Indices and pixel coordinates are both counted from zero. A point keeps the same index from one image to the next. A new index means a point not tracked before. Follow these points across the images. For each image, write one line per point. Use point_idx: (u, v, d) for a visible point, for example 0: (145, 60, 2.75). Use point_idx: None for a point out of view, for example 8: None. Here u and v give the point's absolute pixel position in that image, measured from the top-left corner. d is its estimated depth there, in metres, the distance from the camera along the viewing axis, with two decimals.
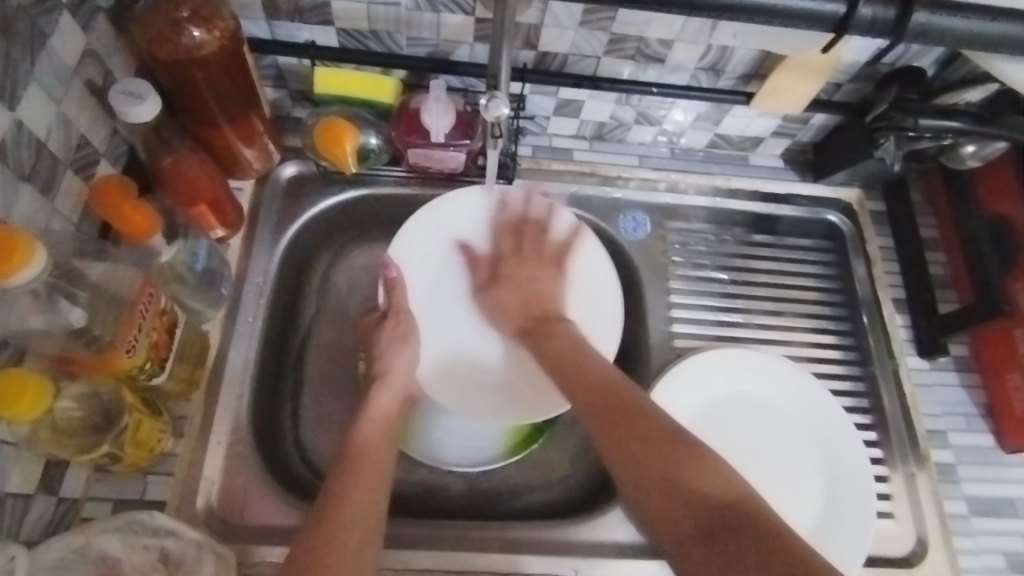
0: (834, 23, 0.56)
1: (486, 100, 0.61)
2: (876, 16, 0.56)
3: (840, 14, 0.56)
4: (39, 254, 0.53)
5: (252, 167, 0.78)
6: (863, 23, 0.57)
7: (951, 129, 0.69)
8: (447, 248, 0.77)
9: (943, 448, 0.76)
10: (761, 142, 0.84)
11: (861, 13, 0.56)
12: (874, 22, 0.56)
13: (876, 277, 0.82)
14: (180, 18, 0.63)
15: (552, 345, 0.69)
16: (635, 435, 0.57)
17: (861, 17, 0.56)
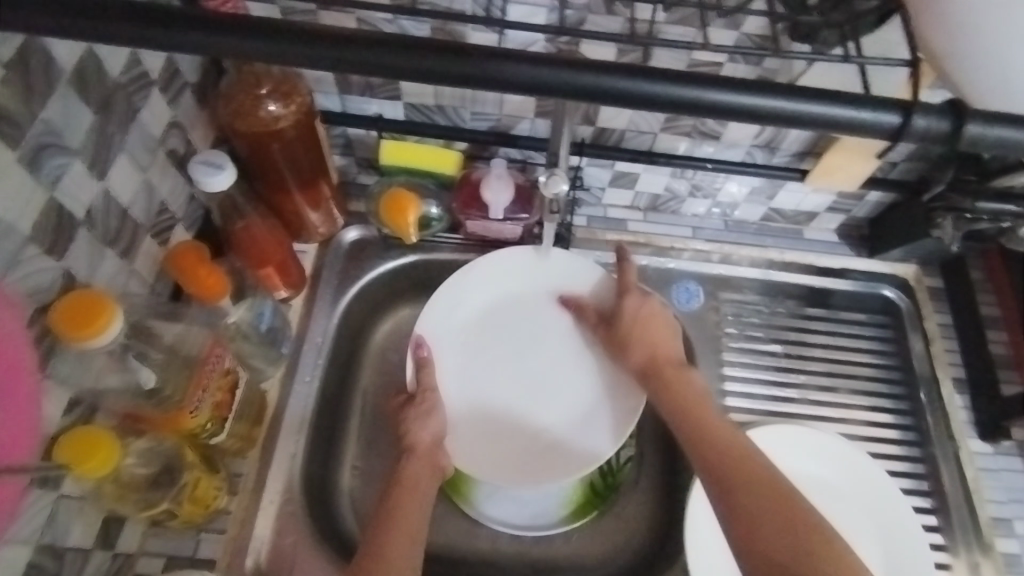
0: (886, 135, 0.45)
1: (544, 177, 0.63)
2: (932, 128, 0.45)
3: (892, 125, 0.45)
4: (118, 318, 0.55)
5: (317, 230, 0.81)
6: (918, 133, 0.45)
7: (1009, 213, 0.68)
8: (479, 308, 0.78)
9: (1009, 537, 0.73)
10: (815, 217, 0.84)
11: (915, 124, 0.44)
12: (928, 136, 0.45)
13: (934, 354, 0.81)
14: (260, 94, 0.67)
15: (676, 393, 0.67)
16: (762, 511, 0.56)
17: (915, 129, 0.45)
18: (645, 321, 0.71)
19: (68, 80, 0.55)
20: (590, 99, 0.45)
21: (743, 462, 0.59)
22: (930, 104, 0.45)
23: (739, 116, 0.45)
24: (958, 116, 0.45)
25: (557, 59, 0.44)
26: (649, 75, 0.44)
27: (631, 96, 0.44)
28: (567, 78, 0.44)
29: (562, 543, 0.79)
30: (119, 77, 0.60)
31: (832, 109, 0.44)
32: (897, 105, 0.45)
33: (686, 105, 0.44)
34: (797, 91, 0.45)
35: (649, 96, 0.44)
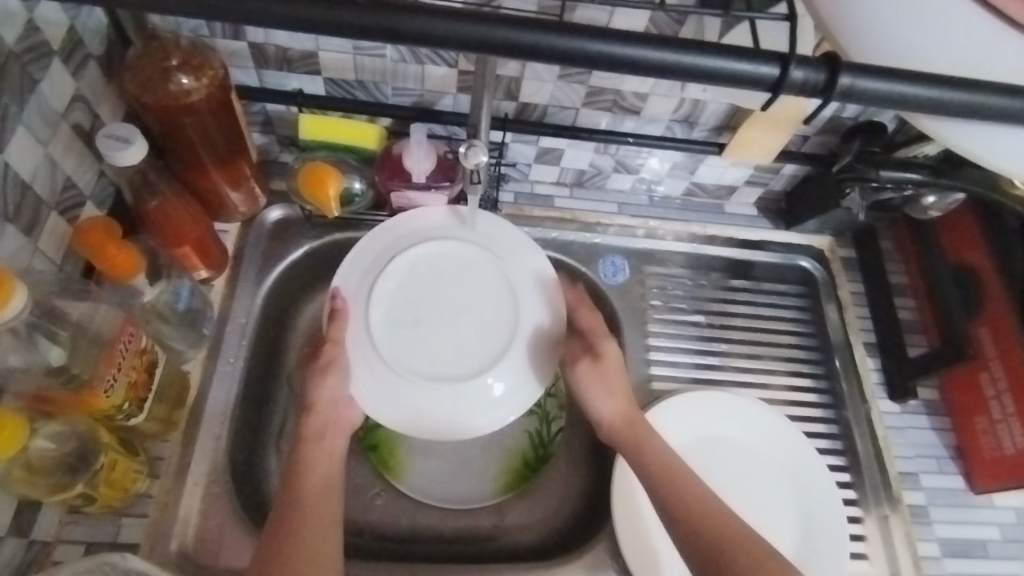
0: (764, 87, 0.45)
1: (464, 147, 0.64)
2: (809, 80, 0.45)
3: (770, 77, 0.45)
4: (20, 294, 0.54)
5: (238, 210, 0.80)
6: (795, 85, 0.45)
7: (912, 181, 0.72)
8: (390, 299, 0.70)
9: (915, 490, 0.77)
10: (735, 191, 0.87)
11: (792, 76, 0.44)
12: (807, 88, 0.45)
13: (847, 321, 0.85)
14: (170, 67, 0.66)
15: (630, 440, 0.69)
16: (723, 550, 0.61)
17: (793, 80, 0.45)
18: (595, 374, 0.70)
19: None
20: (480, 49, 0.43)
21: (674, 474, 0.66)
22: (805, 55, 0.45)
23: (631, 69, 0.44)
24: (835, 65, 0.44)
25: (448, 9, 0.43)
26: (538, 27, 0.43)
27: (522, 46, 0.43)
28: (449, 29, 0.43)
29: (497, 515, 0.80)
30: (15, 45, 0.58)
31: (708, 59, 0.44)
32: (776, 56, 0.45)
33: (575, 56, 0.44)
34: (680, 42, 0.44)
35: (541, 47, 0.43)
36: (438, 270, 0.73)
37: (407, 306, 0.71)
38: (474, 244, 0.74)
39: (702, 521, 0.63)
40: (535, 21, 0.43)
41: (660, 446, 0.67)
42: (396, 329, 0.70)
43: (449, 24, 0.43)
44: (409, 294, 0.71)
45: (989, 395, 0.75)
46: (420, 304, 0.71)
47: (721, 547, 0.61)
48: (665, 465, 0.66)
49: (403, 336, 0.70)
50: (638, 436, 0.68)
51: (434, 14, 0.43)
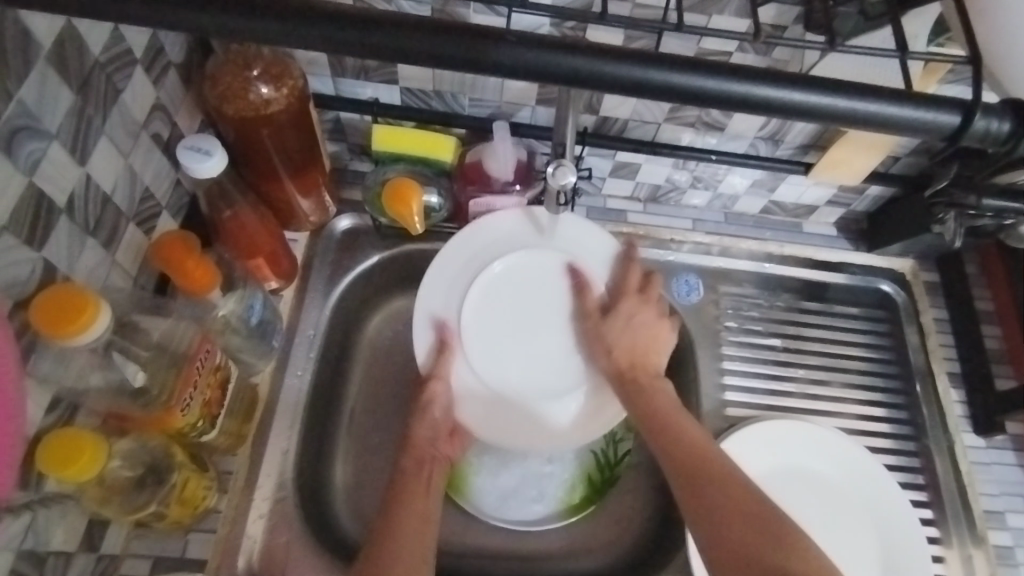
0: (944, 135, 0.46)
1: (553, 168, 0.63)
2: (992, 129, 0.46)
3: (953, 125, 0.45)
4: (106, 312, 0.53)
5: (308, 218, 0.78)
6: (976, 135, 0.46)
7: (1014, 210, 0.68)
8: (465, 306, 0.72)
9: (1001, 530, 0.74)
10: (815, 211, 0.84)
11: (976, 126, 0.46)
12: (989, 135, 0.46)
13: (930, 348, 0.81)
14: (250, 77, 0.64)
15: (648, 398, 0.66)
16: (729, 507, 0.57)
17: (977, 129, 0.46)
18: (634, 318, 0.70)
19: (46, 58, 0.52)
20: (661, 96, 0.45)
21: (668, 422, 0.64)
22: (993, 105, 0.46)
23: (766, 109, 0.45)
24: (1020, 118, 0.47)
25: (599, 50, 0.44)
26: (709, 68, 0.44)
27: (708, 94, 0.44)
28: (609, 70, 0.44)
29: (561, 538, 0.78)
30: (100, 56, 0.57)
31: (893, 107, 0.45)
32: (959, 105, 0.46)
33: (758, 103, 0.45)
34: (854, 89, 0.45)
35: (731, 97, 0.44)
36: (528, 281, 0.73)
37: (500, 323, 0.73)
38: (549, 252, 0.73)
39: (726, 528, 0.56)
40: (723, 66, 0.44)
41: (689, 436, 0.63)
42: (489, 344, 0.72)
43: (582, 60, 0.44)
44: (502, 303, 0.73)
45: None
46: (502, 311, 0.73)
47: (757, 544, 0.54)
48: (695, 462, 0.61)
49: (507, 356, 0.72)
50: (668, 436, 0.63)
51: (563, 50, 0.44)
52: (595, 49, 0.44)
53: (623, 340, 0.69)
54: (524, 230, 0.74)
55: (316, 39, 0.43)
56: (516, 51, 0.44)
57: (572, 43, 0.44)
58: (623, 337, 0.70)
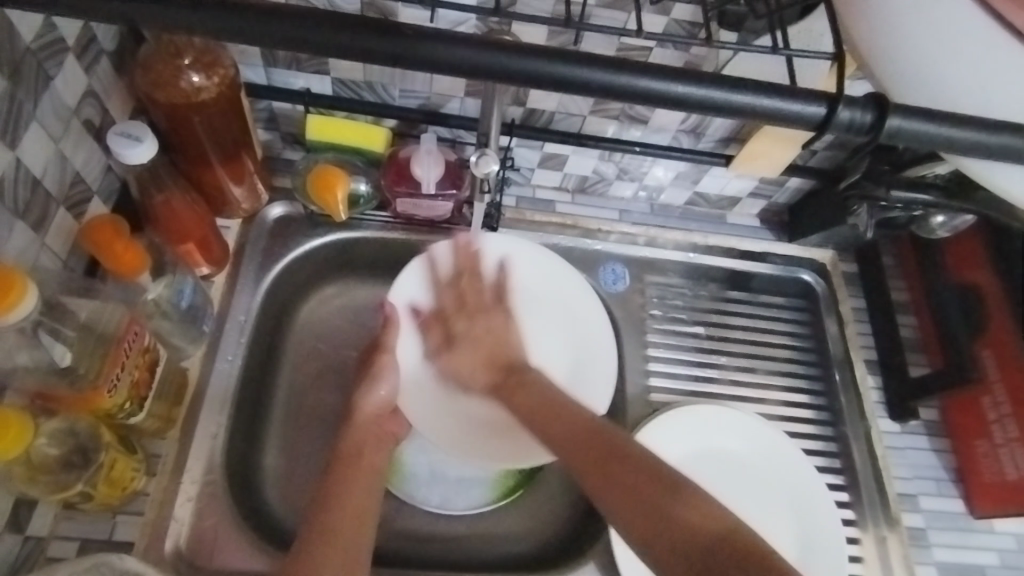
0: (813, 124, 0.50)
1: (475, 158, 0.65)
2: (855, 120, 0.49)
3: (817, 116, 0.49)
4: (31, 293, 0.54)
5: (241, 206, 0.80)
6: (842, 124, 0.50)
7: (921, 202, 0.71)
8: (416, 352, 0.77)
9: (914, 512, 0.76)
10: (738, 203, 0.87)
11: (839, 116, 0.49)
12: (854, 126, 0.49)
13: (848, 336, 0.84)
14: (181, 65, 0.66)
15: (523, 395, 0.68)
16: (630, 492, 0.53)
17: (841, 120, 0.49)
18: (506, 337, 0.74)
19: None
20: (557, 86, 0.48)
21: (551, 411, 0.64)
22: (855, 96, 0.49)
23: (649, 99, 0.48)
24: (882, 108, 0.48)
25: (497, 44, 0.47)
26: (595, 60, 0.47)
27: (590, 84, 0.48)
28: (505, 63, 0.47)
29: (494, 522, 0.79)
30: (32, 42, 0.58)
31: (764, 99, 0.49)
32: (824, 97, 0.49)
33: (643, 96, 0.48)
34: (735, 81, 0.48)
35: (620, 87, 0.48)
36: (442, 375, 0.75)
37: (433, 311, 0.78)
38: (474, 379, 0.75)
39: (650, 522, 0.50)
40: (603, 59, 0.48)
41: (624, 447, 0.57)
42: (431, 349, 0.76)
43: (481, 54, 0.47)
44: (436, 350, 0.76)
45: (990, 418, 0.75)
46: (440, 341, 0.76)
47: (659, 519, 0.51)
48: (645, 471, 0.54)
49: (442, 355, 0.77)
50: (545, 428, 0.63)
51: (465, 43, 0.47)
52: (495, 44, 0.47)
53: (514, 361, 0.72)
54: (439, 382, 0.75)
55: (238, 27, 0.45)
56: (419, 45, 0.46)
57: (475, 37, 0.47)
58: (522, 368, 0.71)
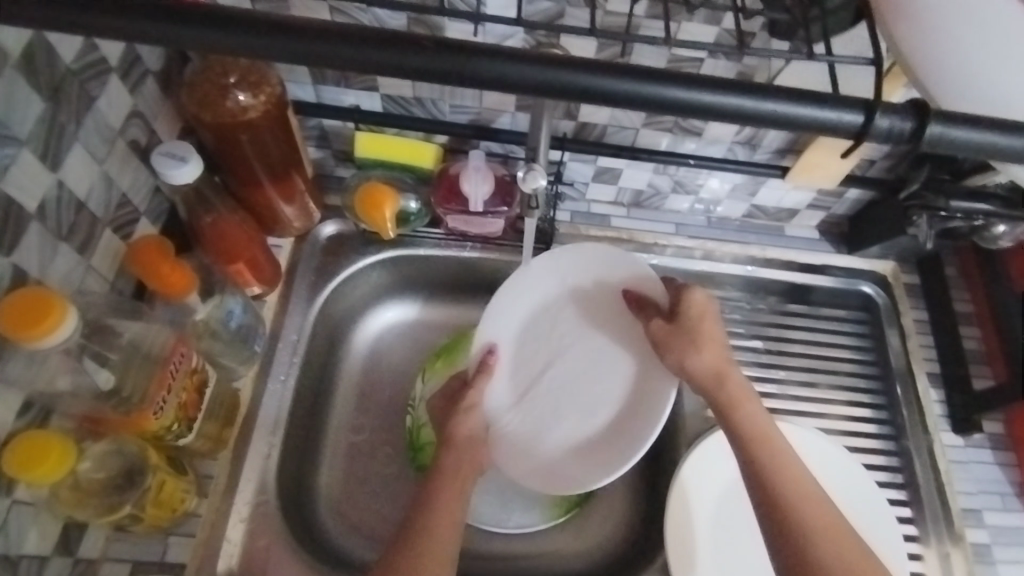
0: (849, 135, 0.44)
1: (521, 172, 0.63)
2: (895, 129, 0.43)
3: (855, 125, 0.43)
4: (71, 316, 0.53)
5: (292, 225, 0.79)
6: (881, 133, 0.43)
7: (981, 212, 0.69)
8: (539, 349, 0.77)
9: (978, 528, 0.75)
10: (796, 214, 0.86)
11: (878, 124, 0.43)
12: (892, 136, 0.43)
13: (910, 349, 0.83)
14: (227, 84, 0.64)
15: (740, 425, 0.64)
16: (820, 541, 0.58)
17: (879, 129, 0.43)
18: (672, 343, 0.69)
19: (14, 65, 0.52)
20: (574, 97, 0.42)
21: (765, 443, 0.63)
22: (893, 103, 0.43)
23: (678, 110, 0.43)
24: (922, 115, 0.43)
25: (507, 53, 0.42)
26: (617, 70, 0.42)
27: (610, 94, 0.42)
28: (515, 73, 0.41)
29: (551, 540, 0.79)
30: (72, 63, 0.57)
31: (796, 107, 0.43)
32: (862, 102, 0.43)
33: (676, 106, 0.42)
34: (772, 89, 0.43)
35: (655, 100, 0.42)
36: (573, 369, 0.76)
37: (525, 352, 0.77)
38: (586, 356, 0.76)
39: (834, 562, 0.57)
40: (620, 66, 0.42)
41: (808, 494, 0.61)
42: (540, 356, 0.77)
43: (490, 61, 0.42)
44: (540, 349, 0.77)
45: None
46: (546, 342, 0.77)
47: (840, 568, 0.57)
48: (813, 537, 0.58)
49: (534, 398, 0.76)
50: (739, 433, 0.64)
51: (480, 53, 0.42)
52: (502, 52, 0.42)
53: (688, 360, 0.68)
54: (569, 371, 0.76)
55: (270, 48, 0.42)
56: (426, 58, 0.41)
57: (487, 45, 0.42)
58: (689, 355, 0.68)
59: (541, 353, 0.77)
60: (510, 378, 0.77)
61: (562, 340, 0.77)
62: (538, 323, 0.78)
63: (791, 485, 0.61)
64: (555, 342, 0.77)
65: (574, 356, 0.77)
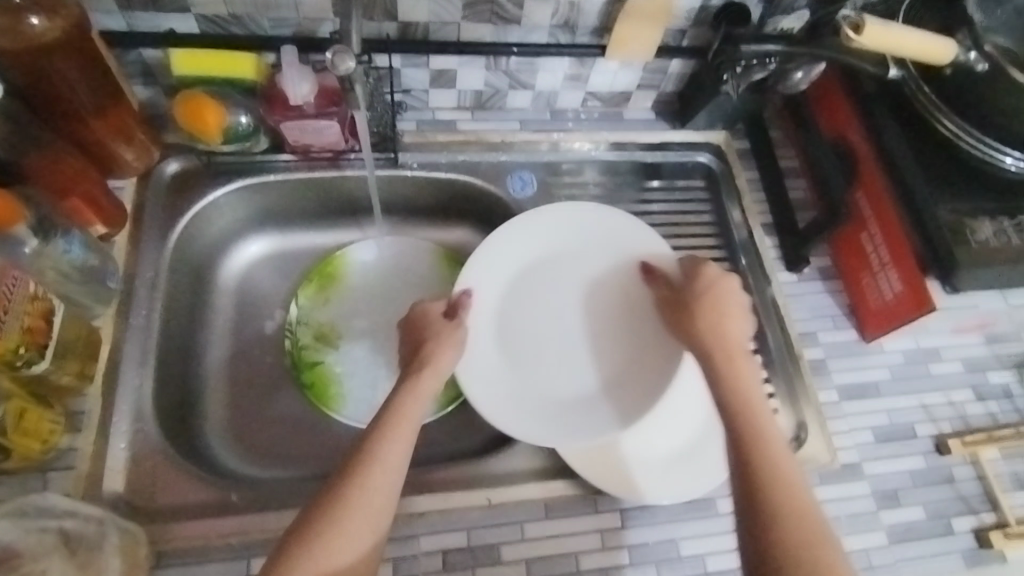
0: None
1: (329, 54, 0.60)
2: None
3: None
4: None
5: (132, 164, 0.79)
6: None
7: (773, 53, 0.75)
8: (533, 318, 0.79)
9: (814, 346, 0.83)
10: (630, 97, 0.91)
11: None
12: None
13: (747, 206, 0.90)
14: (18, 7, 0.62)
15: (738, 396, 0.63)
16: (786, 512, 0.56)
17: None
18: (705, 300, 0.69)
19: None
20: None
21: (749, 419, 0.61)
22: None
23: None
24: None
25: None
26: None
27: None
28: None
29: (440, 429, 0.83)
30: None
31: None
32: None
33: None
34: None
35: None
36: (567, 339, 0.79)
37: (534, 313, 0.80)
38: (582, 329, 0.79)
39: (794, 529, 0.55)
40: None
41: (784, 477, 0.58)
42: (530, 324, 0.79)
43: None
44: (533, 314, 0.79)
45: (868, 251, 0.80)
46: (535, 315, 0.79)
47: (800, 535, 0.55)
48: (780, 520, 0.55)
49: (546, 367, 0.77)
50: (745, 398, 0.62)
51: None
52: None
53: (703, 325, 0.68)
54: (572, 341, 0.79)
55: None
56: None
57: None
58: (704, 325, 0.68)
59: (528, 319, 0.79)
60: (517, 346, 0.77)
61: (549, 307, 0.80)
62: (636, 300, 0.80)
63: (777, 468, 0.58)
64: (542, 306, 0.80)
65: (565, 329, 0.79)
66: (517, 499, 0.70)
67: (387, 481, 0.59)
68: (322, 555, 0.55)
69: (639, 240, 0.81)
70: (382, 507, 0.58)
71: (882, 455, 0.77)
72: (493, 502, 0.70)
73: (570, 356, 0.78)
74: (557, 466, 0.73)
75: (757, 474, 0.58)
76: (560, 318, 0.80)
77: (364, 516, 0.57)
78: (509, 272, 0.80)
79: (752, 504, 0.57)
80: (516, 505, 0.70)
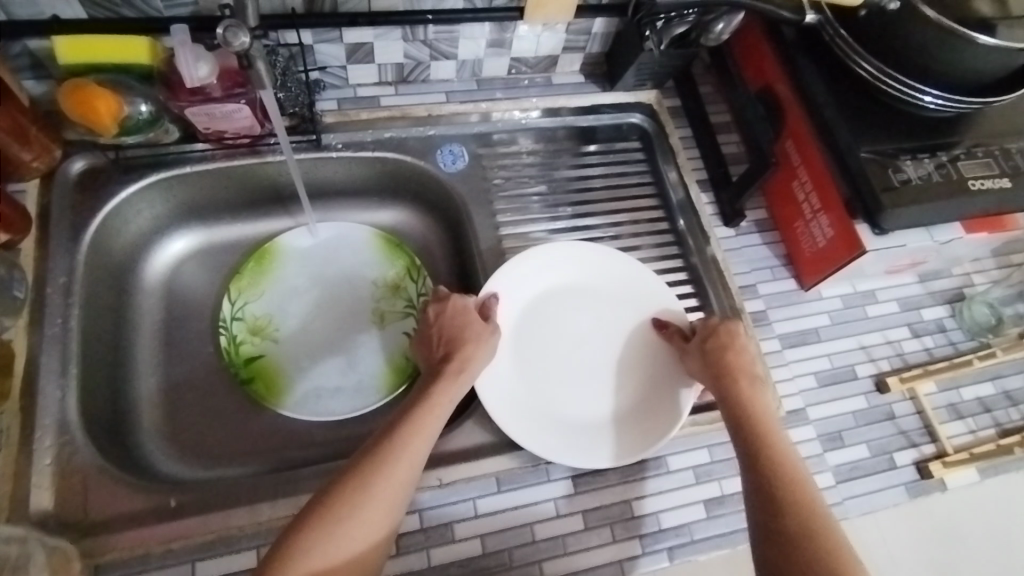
0: None
1: (221, 28, 0.58)
2: None
3: None
4: None
5: (31, 165, 0.73)
6: None
7: (690, 5, 0.75)
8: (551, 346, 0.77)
9: (755, 299, 0.83)
10: (557, 61, 0.90)
11: None
12: None
13: (682, 163, 0.89)
14: None
15: (745, 407, 0.66)
16: (789, 506, 0.57)
17: None
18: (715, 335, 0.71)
19: None
20: None
21: (761, 428, 0.64)
22: None
23: None
24: None
25: None
26: None
27: None
28: None
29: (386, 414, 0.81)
30: None
31: None
32: None
33: None
34: None
35: None
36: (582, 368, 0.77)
37: (549, 341, 0.77)
38: (597, 359, 0.77)
39: (794, 522, 0.55)
40: None
41: (792, 480, 0.59)
42: (545, 351, 0.77)
43: None
44: (546, 341, 0.77)
45: (799, 199, 0.81)
46: (548, 342, 0.77)
47: (802, 527, 0.55)
48: (782, 512, 0.56)
49: (561, 393, 0.74)
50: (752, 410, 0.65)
51: None
52: None
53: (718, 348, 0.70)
54: (589, 372, 0.77)
55: None
56: None
57: None
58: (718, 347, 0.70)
59: (544, 343, 0.77)
60: (534, 367, 0.75)
61: (570, 336, 0.78)
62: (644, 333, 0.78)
63: (783, 467, 0.60)
64: (555, 333, 0.78)
65: (583, 357, 0.77)
66: (468, 476, 0.69)
67: (405, 478, 0.57)
68: (326, 546, 0.53)
69: (638, 271, 0.80)
70: (393, 506, 0.56)
71: (826, 399, 0.78)
72: (445, 482, 0.68)
73: (584, 385, 0.76)
74: (506, 440, 0.72)
75: (762, 470, 0.60)
76: (581, 347, 0.78)
77: (371, 515, 0.55)
78: (532, 288, 0.78)
79: (757, 501, 0.58)
80: (467, 482, 0.69)
